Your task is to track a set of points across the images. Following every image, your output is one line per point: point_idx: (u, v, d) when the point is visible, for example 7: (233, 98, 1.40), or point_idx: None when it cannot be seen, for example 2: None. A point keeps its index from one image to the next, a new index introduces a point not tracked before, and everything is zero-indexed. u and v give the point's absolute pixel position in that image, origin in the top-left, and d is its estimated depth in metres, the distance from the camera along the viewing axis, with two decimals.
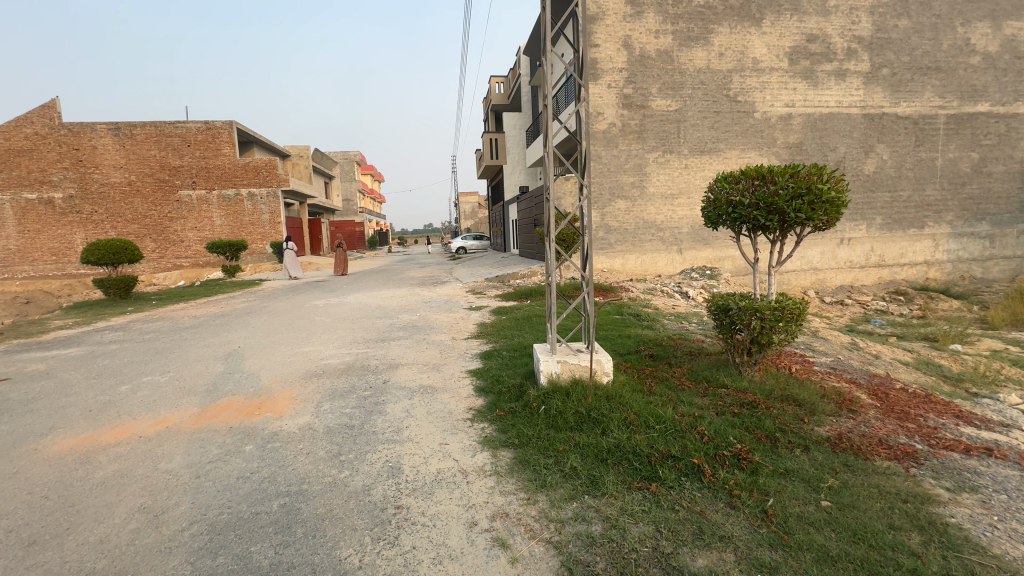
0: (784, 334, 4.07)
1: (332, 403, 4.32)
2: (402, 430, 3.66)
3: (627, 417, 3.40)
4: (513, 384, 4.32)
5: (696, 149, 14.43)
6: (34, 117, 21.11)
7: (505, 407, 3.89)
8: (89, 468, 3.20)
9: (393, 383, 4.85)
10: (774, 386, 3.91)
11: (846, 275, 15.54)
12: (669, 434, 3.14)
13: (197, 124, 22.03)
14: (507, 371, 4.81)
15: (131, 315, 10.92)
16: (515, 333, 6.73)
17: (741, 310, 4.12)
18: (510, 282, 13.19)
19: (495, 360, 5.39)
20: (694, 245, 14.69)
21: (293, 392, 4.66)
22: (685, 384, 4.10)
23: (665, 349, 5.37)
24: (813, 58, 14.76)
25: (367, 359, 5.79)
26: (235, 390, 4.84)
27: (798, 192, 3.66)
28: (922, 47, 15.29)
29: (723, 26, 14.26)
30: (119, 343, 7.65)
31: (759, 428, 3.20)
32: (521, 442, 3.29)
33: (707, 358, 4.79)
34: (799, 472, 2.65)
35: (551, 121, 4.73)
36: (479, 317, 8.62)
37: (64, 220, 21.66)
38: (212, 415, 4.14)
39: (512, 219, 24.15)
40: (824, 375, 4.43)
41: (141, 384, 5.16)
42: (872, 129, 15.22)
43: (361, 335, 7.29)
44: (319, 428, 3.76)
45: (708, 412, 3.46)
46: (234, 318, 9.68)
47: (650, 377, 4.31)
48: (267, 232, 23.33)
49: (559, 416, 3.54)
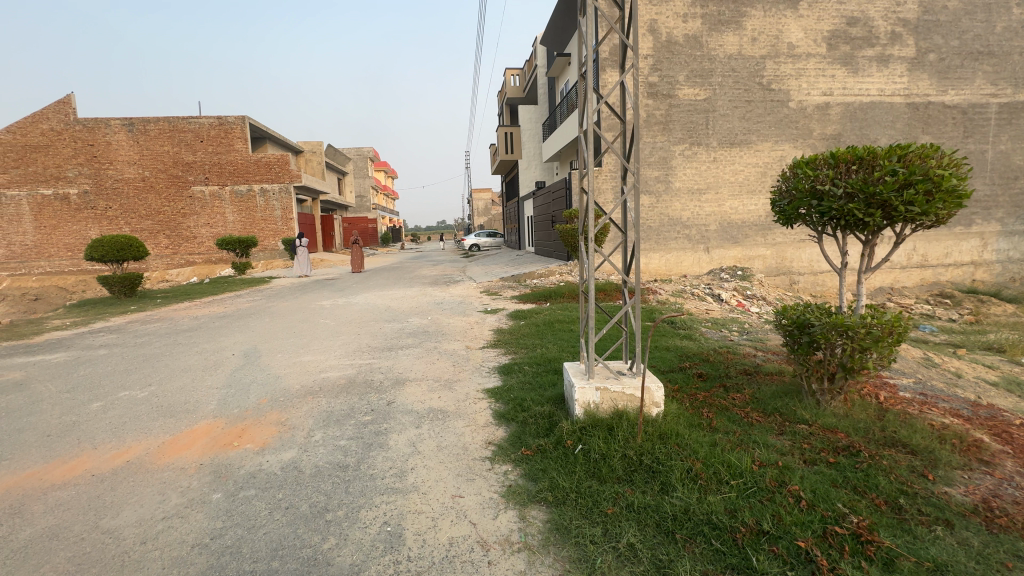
0: (879, 357, 3.27)
1: (326, 431, 3.65)
2: (406, 475, 2.96)
3: (691, 467, 2.66)
4: (540, 413, 3.59)
5: (725, 141, 13.49)
6: (50, 113, 20.92)
7: (532, 444, 3.18)
8: (15, 524, 2.55)
9: (398, 405, 4.15)
10: (870, 425, 3.13)
11: (887, 276, 14.46)
12: (754, 498, 2.40)
13: (209, 120, 21.62)
14: (531, 394, 4.08)
15: (135, 315, 10.47)
16: (536, 343, 6.00)
17: (825, 327, 3.31)
18: (526, 282, 12.50)
19: (515, 378, 4.65)
20: (722, 244, 13.79)
21: (284, 415, 4.00)
22: (752, 418, 3.35)
23: (715, 366, 4.62)
24: (854, 43, 13.71)
25: (371, 373, 5.11)
26: (217, 410, 4.18)
27: (910, 180, 2.86)
28: (974, 30, 14.10)
29: (757, 9, 13.29)
30: (110, 348, 7.10)
31: (871, 489, 2.43)
32: (557, 498, 2.57)
33: (771, 382, 4.01)
34: (957, 568, 1.89)
35: (589, 95, 3.82)
36: (496, 322, 7.86)
37: (79, 216, 21.49)
38: (184, 446, 3.49)
39: (528, 215, 23.33)
40: (922, 406, 3.59)
41: (115, 402, 4.53)
42: (916, 119, 14.12)
43: (366, 342, 6.65)
44: (306, 468, 3.08)
45: (794, 462, 2.71)
46: (237, 320, 9.14)
47: (706, 407, 3.57)
48: (278, 229, 23.02)
49: (603, 461, 2.82)
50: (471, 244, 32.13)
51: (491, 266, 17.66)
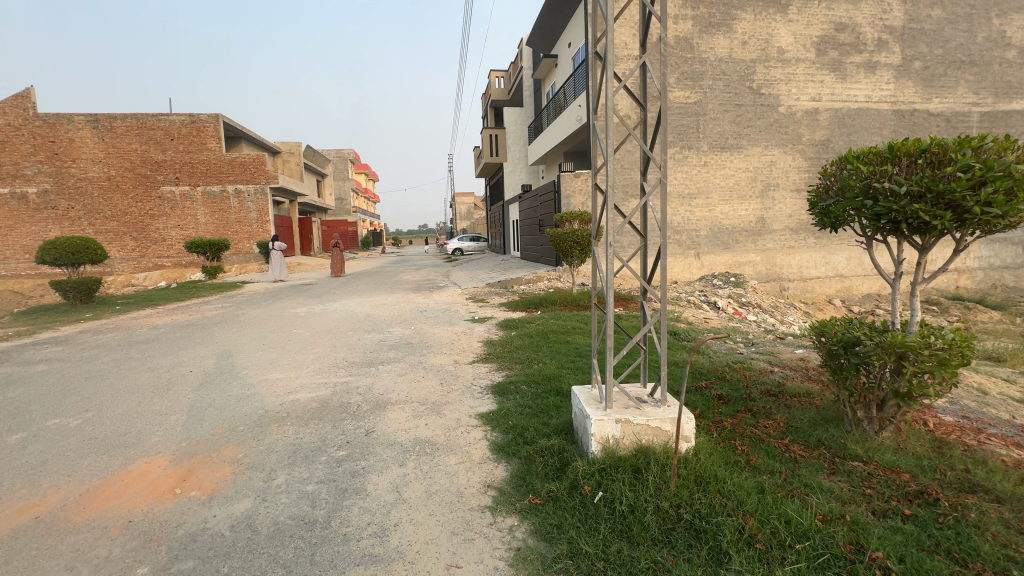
0: (940, 385, 2.82)
1: (290, 471, 3.05)
2: (389, 533, 2.40)
3: (743, 525, 2.17)
4: (548, 448, 3.05)
5: (716, 145, 13.23)
6: (7, 107, 19.61)
7: (541, 491, 2.64)
8: None
9: (378, 436, 3.56)
10: (938, 463, 2.68)
11: (873, 283, 14.33)
12: (831, 571, 1.93)
13: (181, 117, 20.55)
14: (533, 422, 3.54)
15: (89, 324, 9.59)
16: (532, 357, 5.47)
17: (879, 347, 2.84)
18: (514, 288, 11.99)
19: (512, 401, 4.09)
20: (712, 249, 13.56)
21: (241, 450, 3.38)
22: (795, 453, 2.88)
23: (734, 386, 4.16)
24: (842, 49, 13.65)
25: (348, 394, 4.49)
26: (163, 444, 3.53)
27: (988, 177, 2.43)
28: (956, 39, 14.15)
29: (747, 12, 13.09)
30: (51, 362, 6.33)
31: (975, 556, 1.96)
32: (581, 571, 2.03)
33: (803, 406, 3.56)
34: None
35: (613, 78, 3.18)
36: (485, 332, 7.30)
37: (38, 216, 20.17)
38: (114, 493, 2.85)
39: (513, 220, 22.89)
40: (982, 435, 3.15)
41: (40, 433, 3.82)
42: (902, 126, 14.14)
43: (343, 356, 6.01)
44: (263, 525, 2.49)
45: (867, 516, 2.23)
46: (202, 330, 8.35)
47: (737, 438, 3.09)
48: (253, 232, 21.99)
49: (633, 516, 2.30)
50: (454, 249, 31.51)
51: (476, 271, 17.10)
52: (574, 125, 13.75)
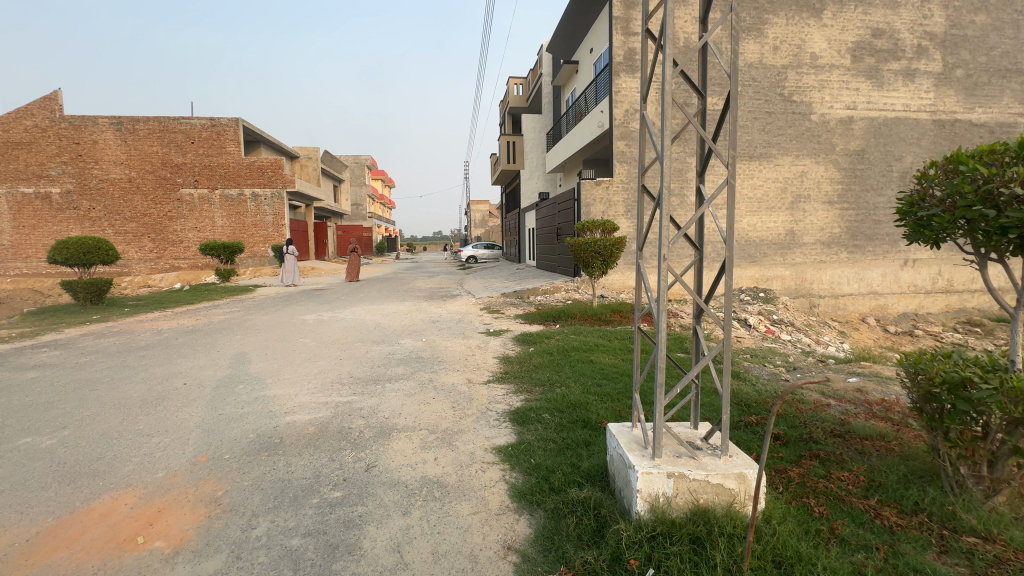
0: None
1: (274, 518, 2.58)
2: None
3: None
4: (581, 501, 2.53)
5: (743, 154, 12.63)
6: (35, 108, 19.87)
7: (574, 560, 2.13)
8: None
9: (380, 472, 3.08)
10: None
11: (910, 301, 13.46)
12: None
13: (202, 120, 20.60)
14: (561, 462, 3.03)
15: (95, 326, 9.28)
16: (553, 378, 4.96)
17: (998, 393, 2.26)
18: (529, 299, 11.50)
19: (534, 433, 3.56)
20: (738, 263, 12.95)
21: (223, 485, 2.94)
22: (889, 521, 2.32)
23: (790, 423, 3.58)
24: (879, 56, 12.98)
25: (350, 418, 4.03)
26: (138, 474, 3.11)
27: None
28: (1002, 46, 13.38)
29: (780, 16, 12.51)
30: (44, 370, 5.97)
31: None
32: None
33: (883, 455, 2.98)
34: None
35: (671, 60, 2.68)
36: (501, 347, 6.82)
37: (59, 217, 20.31)
38: (68, 539, 2.41)
39: (529, 228, 22.45)
40: None
41: (6, 455, 3.41)
42: (942, 136, 13.35)
43: (349, 371, 5.58)
44: None
45: None
46: (206, 336, 8.00)
47: (811, 497, 2.53)
48: (268, 235, 21.87)
49: None
50: (468, 255, 31.19)
51: (490, 280, 16.64)
52: (595, 131, 13.24)
